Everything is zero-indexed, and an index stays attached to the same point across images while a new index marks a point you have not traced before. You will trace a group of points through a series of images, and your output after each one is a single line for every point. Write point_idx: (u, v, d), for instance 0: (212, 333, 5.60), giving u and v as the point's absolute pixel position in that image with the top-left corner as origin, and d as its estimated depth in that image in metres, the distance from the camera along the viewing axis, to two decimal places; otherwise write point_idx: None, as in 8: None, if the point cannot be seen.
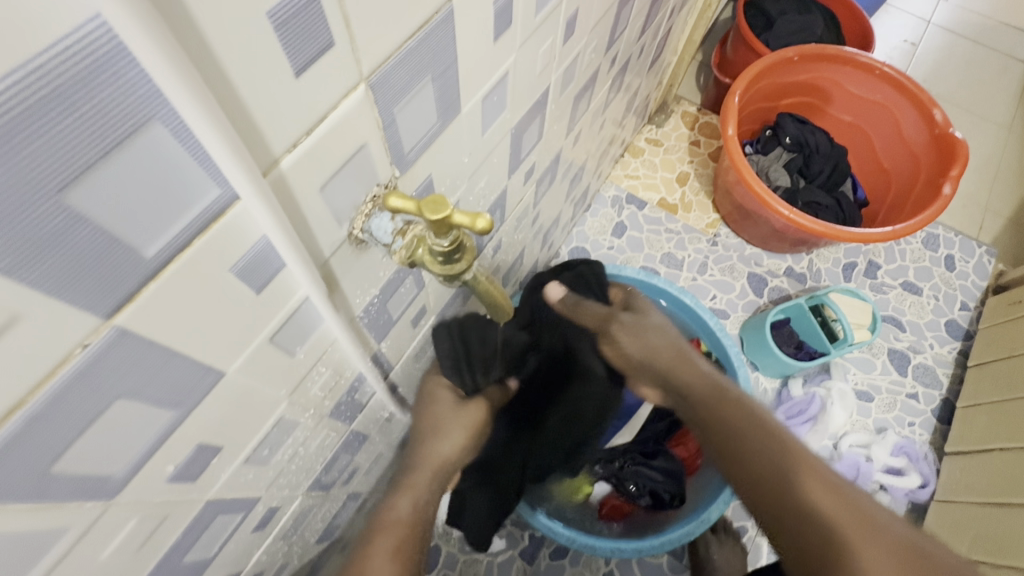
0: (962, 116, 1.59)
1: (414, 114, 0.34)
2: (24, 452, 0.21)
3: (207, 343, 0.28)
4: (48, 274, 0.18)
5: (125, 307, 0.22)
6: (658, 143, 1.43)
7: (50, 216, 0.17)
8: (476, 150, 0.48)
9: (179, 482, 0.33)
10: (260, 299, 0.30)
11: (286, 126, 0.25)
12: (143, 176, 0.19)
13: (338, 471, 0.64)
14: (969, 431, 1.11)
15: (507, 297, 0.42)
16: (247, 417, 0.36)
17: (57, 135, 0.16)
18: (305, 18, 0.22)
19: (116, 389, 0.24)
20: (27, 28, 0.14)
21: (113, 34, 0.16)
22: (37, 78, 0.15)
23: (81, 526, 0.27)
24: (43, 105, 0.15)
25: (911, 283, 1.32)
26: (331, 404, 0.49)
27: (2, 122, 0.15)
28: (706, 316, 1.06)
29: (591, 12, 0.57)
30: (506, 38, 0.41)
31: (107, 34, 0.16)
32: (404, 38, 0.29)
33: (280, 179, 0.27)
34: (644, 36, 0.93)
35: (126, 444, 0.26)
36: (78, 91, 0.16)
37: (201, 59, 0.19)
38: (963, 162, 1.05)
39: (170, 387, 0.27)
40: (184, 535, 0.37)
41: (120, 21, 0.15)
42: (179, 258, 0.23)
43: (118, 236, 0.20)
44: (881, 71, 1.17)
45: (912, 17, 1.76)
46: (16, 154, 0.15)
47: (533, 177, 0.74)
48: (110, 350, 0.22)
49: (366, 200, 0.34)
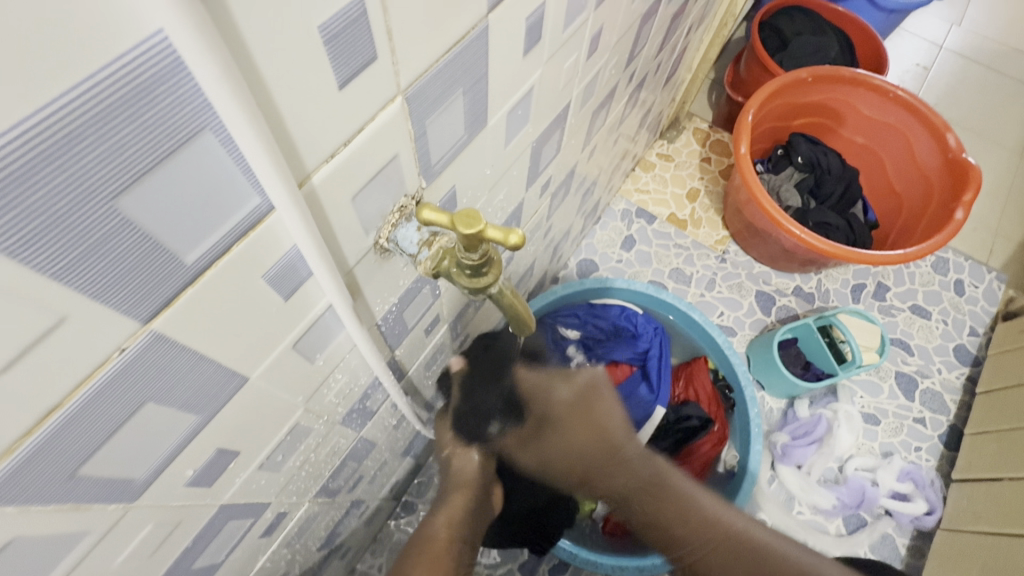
0: (973, 140, 1.59)
1: (443, 128, 0.34)
2: (53, 456, 0.21)
3: (234, 349, 0.28)
4: (94, 279, 0.18)
5: (163, 311, 0.22)
6: (669, 158, 1.44)
7: (101, 223, 0.17)
8: (498, 162, 0.48)
9: (196, 487, 0.32)
10: (287, 305, 0.30)
11: (327, 134, 0.25)
12: (190, 185, 0.19)
13: (344, 479, 0.64)
14: (978, 459, 1.09)
15: (530, 311, 0.41)
16: (264, 423, 0.36)
17: (113, 145, 0.16)
18: (352, 33, 0.23)
19: (146, 392, 0.24)
20: (87, 35, 0.14)
21: (172, 49, 0.16)
22: (101, 91, 0.15)
23: (100, 529, 0.27)
24: (102, 116, 0.16)
25: (920, 307, 1.31)
26: (344, 412, 0.49)
27: (64, 131, 0.15)
28: (715, 334, 1.05)
29: (614, 28, 0.57)
30: (534, 54, 0.42)
31: (168, 48, 0.16)
32: (441, 53, 0.29)
33: (310, 192, 0.27)
34: (661, 53, 0.93)
35: (148, 449, 0.26)
36: (136, 102, 0.16)
37: (246, 70, 0.19)
38: (976, 187, 1.05)
39: (196, 391, 0.27)
40: (196, 541, 0.37)
41: (182, 36, 0.16)
42: (216, 264, 0.23)
43: (162, 242, 0.20)
44: (895, 94, 1.18)
45: (924, 41, 1.77)
46: (74, 163, 0.16)
47: (548, 190, 0.74)
48: (145, 353, 0.22)
49: (394, 209, 0.34)
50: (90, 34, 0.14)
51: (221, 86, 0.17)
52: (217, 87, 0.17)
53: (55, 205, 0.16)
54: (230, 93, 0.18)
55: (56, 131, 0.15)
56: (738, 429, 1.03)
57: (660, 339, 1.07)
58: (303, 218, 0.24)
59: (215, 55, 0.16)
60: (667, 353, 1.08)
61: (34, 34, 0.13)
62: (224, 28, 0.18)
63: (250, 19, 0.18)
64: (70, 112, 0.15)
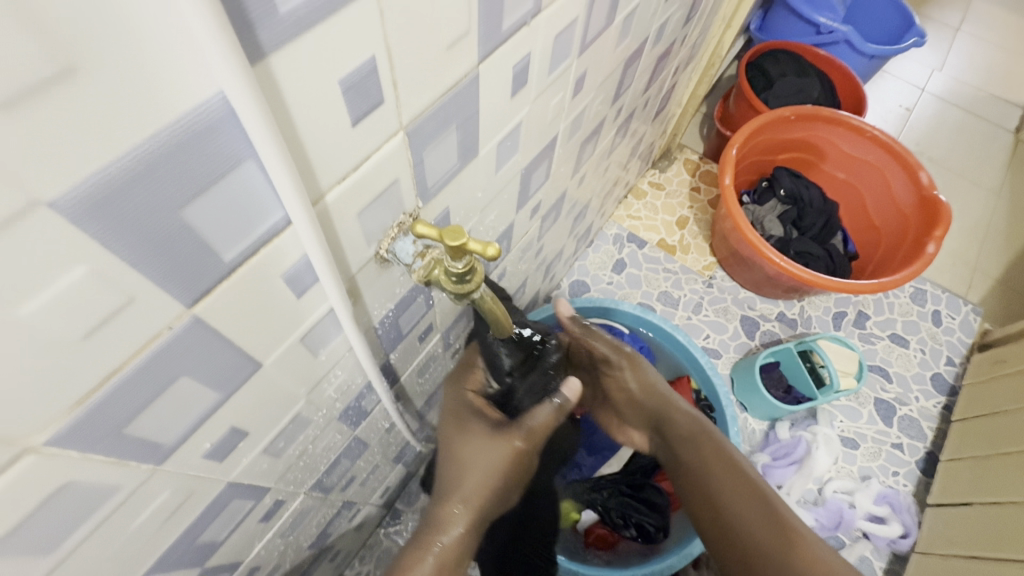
0: (951, 178, 1.67)
1: (439, 156, 0.40)
2: (109, 412, 0.26)
3: (254, 337, 0.33)
4: (157, 271, 0.24)
5: (203, 299, 0.27)
6: (660, 187, 1.51)
7: (168, 228, 0.23)
8: (490, 186, 0.54)
9: (210, 460, 0.37)
10: (299, 303, 0.35)
11: (340, 162, 0.31)
12: (233, 200, 0.25)
13: (338, 476, 0.68)
14: (952, 485, 1.13)
15: (509, 317, 0.47)
16: (272, 407, 0.41)
17: (183, 169, 0.22)
18: (364, 84, 0.29)
19: (181, 368, 0.29)
20: (177, 94, 0.20)
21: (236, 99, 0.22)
22: (181, 128, 0.21)
23: (130, 487, 0.31)
24: (180, 147, 0.21)
25: (899, 335, 1.36)
26: (341, 407, 0.54)
27: (153, 157, 0.20)
28: (698, 354, 1.10)
29: (599, 71, 0.64)
30: (522, 94, 0.48)
31: None
32: (437, 96, 0.35)
33: (323, 210, 0.32)
34: (649, 90, 1.01)
35: (179, 416, 0.31)
36: (203, 138, 0.22)
37: (288, 109, 0.25)
38: (946, 224, 1.12)
39: (220, 371, 0.32)
40: (204, 514, 0.41)
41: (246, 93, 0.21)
42: (246, 264, 0.28)
43: (208, 244, 0.25)
44: (872, 134, 1.25)
45: (906, 85, 1.87)
46: (157, 182, 0.21)
47: (539, 213, 0.81)
48: (183, 335, 0.27)
49: (393, 225, 0.40)
50: (184, 87, 0.20)
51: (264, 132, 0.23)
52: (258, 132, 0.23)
53: (138, 213, 0.21)
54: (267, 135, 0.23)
55: (148, 158, 0.20)
56: None
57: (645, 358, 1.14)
58: (314, 234, 0.30)
59: (260, 112, 0.22)
60: None
61: (150, 90, 0.19)
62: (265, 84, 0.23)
63: (291, 74, 0.24)
64: (160, 145, 0.20)
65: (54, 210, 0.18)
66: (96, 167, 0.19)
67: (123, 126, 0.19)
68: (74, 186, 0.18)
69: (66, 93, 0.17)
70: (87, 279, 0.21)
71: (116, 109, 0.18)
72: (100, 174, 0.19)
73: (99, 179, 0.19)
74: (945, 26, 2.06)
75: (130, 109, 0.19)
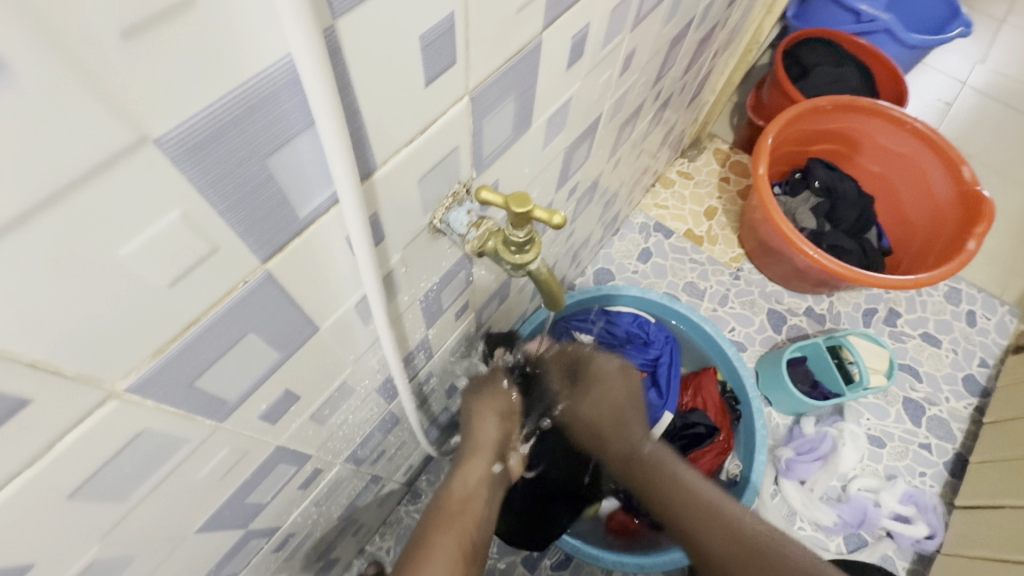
0: (992, 175, 1.62)
1: (496, 126, 0.40)
2: (184, 362, 0.26)
3: (315, 298, 0.33)
4: (241, 221, 0.24)
5: (276, 254, 0.27)
6: (688, 176, 1.48)
7: (255, 176, 0.23)
8: (536, 162, 0.53)
9: (265, 421, 0.37)
10: (359, 267, 0.35)
11: (408, 123, 0.30)
12: (313, 154, 0.25)
13: (370, 450, 0.68)
14: (980, 486, 1.10)
15: (561, 291, 0.46)
16: (322, 373, 0.41)
17: (275, 118, 0.22)
18: (440, 42, 0.28)
19: (250, 325, 0.29)
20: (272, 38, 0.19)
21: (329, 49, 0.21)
22: (279, 74, 0.20)
23: (195, 442, 0.32)
24: (275, 94, 0.21)
25: (931, 334, 1.33)
26: (380, 380, 0.54)
27: (250, 102, 0.20)
28: (725, 345, 1.08)
29: (645, 49, 0.63)
30: (576, 68, 0.47)
31: None
32: (501, 62, 0.35)
33: (371, 187, 0.31)
34: (687, 75, 0.99)
35: (242, 373, 0.31)
36: (297, 86, 0.21)
37: (371, 61, 0.25)
38: (988, 220, 1.08)
39: (282, 331, 0.32)
40: (253, 475, 0.42)
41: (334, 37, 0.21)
42: (318, 221, 0.28)
43: (288, 197, 0.25)
44: (913, 126, 1.21)
45: (947, 77, 1.81)
46: (251, 128, 0.21)
47: (574, 196, 0.80)
48: (256, 291, 0.28)
49: (448, 194, 0.39)
50: (279, 31, 0.19)
51: (325, 104, 0.21)
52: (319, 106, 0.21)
53: (232, 158, 0.21)
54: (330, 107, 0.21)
55: (246, 102, 0.20)
56: (743, 438, 1.06)
57: (670, 348, 1.13)
58: (360, 216, 0.28)
59: (322, 81, 0.20)
60: (676, 360, 1.12)
61: (248, 30, 0.18)
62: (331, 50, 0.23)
63: (364, 32, 0.23)
64: (257, 89, 0.20)
65: (159, 145, 0.18)
66: (201, 106, 0.19)
67: (222, 66, 0.18)
68: (179, 123, 0.18)
69: (172, 24, 0.16)
70: (180, 222, 0.21)
71: (215, 49, 0.18)
72: (203, 114, 0.19)
73: (201, 118, 0.19)
74: (991, 17, 1.98)
75: (228, 49, 0.18)
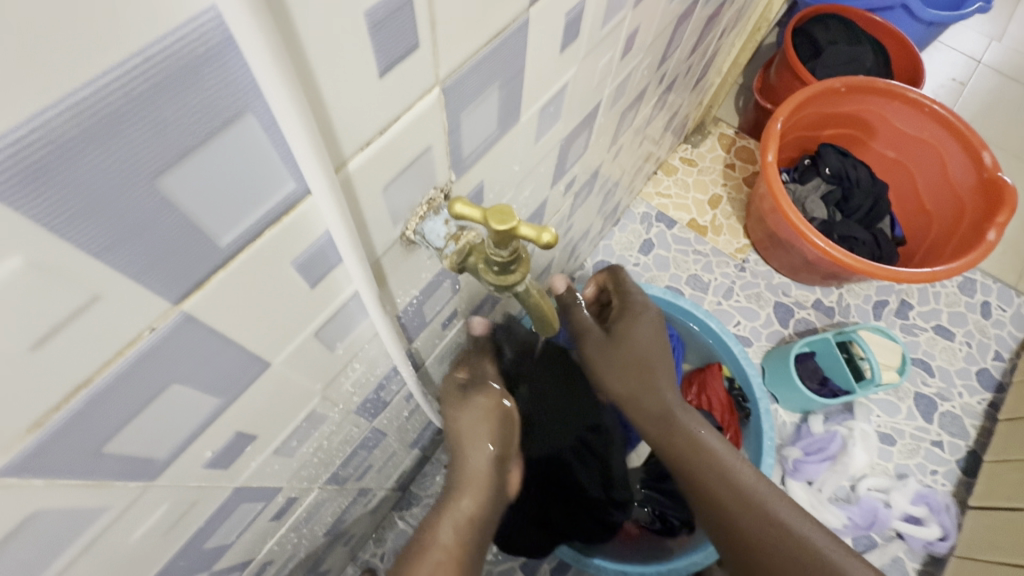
0: (1010, 159, 1.54)
1: (477, 120, 0.34)
2: (80, 433, 0.21)
3: (262, 333, 0.28)
4: (132, 257, 0.18)
5: (194, 293, 0.22)
6: (692, 163, 1.42)
7: (143, 201, 0.17)
8: (527, 158, 0.47)
9: (213, 468, 0.32)
10: (313, 293, 0.29)
11: (366, 123, 0.25)
12: (228, 168, 0.19)
13: (354, 468, 0.64)
14: (996, 487, 1.06)
15: (555, 310, 0.41)
16: (282, 408, 0.36)
17: (160, 123, 0.16)
18: (397, 20, 0.22)
19: (172, 373, 0.24)
20: (129, 20, 0.14)
21: (219, 31, 0.16)
22: (152, 64, 0.15)
23: (121, 505, 0.27)
24: (152, 91, 0.15)
25: (944, 327, 1.28)
26: (358, 401, 0.49)
27: (112, 104, 0.15)
28: (732, 342, 1.02)
29: (649, 29, 0.56)
30: (571, 50, 0.41)
31: (220, 28, 0.16)
32: (480, 45, 0.29)
33: (346, 180, 0.26)
34: (692, 56, 0.92)
35: (173, 429, 0.26)
36: (185, 80, 0.16)
37: (296, 47, 0.19)
38: (1011, 208, 1.02)
39: (221, 373, 0.27)
40: (209, 521, 0.37)
41: (234, 15, 0.15)
42: (248, 248, 0.23)
43: (199, 224, 0.20)
44: (931, 108, 1.14)
45: (962, 55, 1.73)
46: (124, 137, 0.16)
47: (571, 190, 0.74)
48: (174, 335, 0.22)
49: (422, 202, 0.34)
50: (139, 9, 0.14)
51: (273, 69, 0.17)
52: (265, 66, 0.17)
53: (98, 180, 0.16)
54: (279, 73, 0.17)
55: (104, 106, 0.15)
56: (751, 440, 1.01)
57: (673, 347, 1.08)
58: (338, 206, 0.24)
59: (254, 22, 0.15)
60: (678, 361, 1.08)
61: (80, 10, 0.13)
62: (278, 16, 0.18)
63: (296, 11, 0.18)
64: (123, 84, 0.15)
65: None
66: (19, 118, 0.13)
67: (39, 68, 0.13)
68: None
69: None
70: (29, 271, 0.16)
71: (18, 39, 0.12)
72: (31, 126, 0.13)
73: (28, 133, 0.13)
74: None
75: (45, 39, 0.12)
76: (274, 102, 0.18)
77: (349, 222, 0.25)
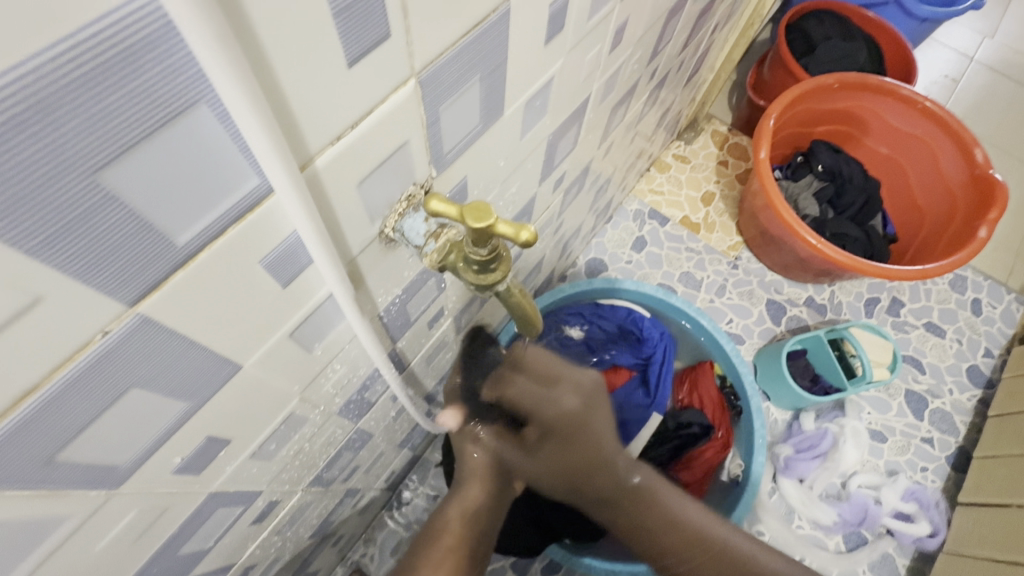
0: (1001, 156, 1.54)
1: (457, 114, 0.33)
2: (28, 442, 0.20)
3: (230, 335, 0.27)
4: (75, 256, 0.17)
5: (151, 294, 0.20)
6: (685, 160, 1.41)
7: (84, 196, 0.16)
8: (513, 154, 0.46)
9: (184, 474, 0.31)
10: (285, 293, 0.28)
11: (333, 117, 0.24)
12: (181, 162, 0.18)
13: (340, 469, 0.63)
14: (985, 483, 1.06)
15: (538, 311, 0.40)
16: (257, 412, 0.35)
17: (98, 113, 0.15)
18: (365, 7, 0.21)
19: (132, 377, 0.23)
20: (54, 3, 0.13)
21: (160, 16, 0.15)
22: (83, 49, 0.14)
23: (81, 514, 0.26)
24: (84, 79, 0.14)
25: (935, 324, 1.28)
26: (341, 402, 0.48)
27: (41, 93, 0.14)
28: (724, 341, 1.01)
29: (638, 22, 0.55)
30: (556, 42, 0.40)
31: (159, 11, 0.14)
32: (457, 36, 0.28)
33: (313, 177, 0.25)
34: (685, 51, 0.91)
35: (136, 435, 0.25)
36: (123, 67, 0.15)
37: (250, 38, 0.18)
38: (1002, 206, 1.02)
39: (186, 378, 0.26)
40: (183, 527, 0.36)
41: None
42: (210, 247, 0.22)
43: (151, 221, 0.19)
44: (923, 105, 1.14)
45: (954, 52, 1.73)
46: (58, 128, 0.14)
47: (561, 186, 0.73)
48: (130, 338, 0.21)
49: (401, 198, 0.33)
50: None
51: (220, 58, 0.16)
52: (211, 53, 0.16)
53: (32, 173, 0.15)
54: (228, 66, 0.16)
55: (32, 95, 0.13)
56: (742, 438, 1.00)
57: (665, 345, 1.07)
58: (304, 204, 0.23)
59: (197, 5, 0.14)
60: (670, 360, 1.07)
61: None
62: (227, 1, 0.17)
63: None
64: (51, 71, 0.13)
65: None
66: None
67: None
68: None
69: None
70: None
71: None
72: None
73: None
74: None
75: None
76: (226, 93, 0.17)
77: (317, 219, 0.25)
